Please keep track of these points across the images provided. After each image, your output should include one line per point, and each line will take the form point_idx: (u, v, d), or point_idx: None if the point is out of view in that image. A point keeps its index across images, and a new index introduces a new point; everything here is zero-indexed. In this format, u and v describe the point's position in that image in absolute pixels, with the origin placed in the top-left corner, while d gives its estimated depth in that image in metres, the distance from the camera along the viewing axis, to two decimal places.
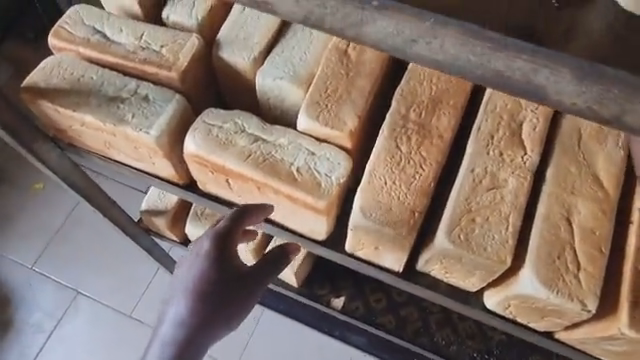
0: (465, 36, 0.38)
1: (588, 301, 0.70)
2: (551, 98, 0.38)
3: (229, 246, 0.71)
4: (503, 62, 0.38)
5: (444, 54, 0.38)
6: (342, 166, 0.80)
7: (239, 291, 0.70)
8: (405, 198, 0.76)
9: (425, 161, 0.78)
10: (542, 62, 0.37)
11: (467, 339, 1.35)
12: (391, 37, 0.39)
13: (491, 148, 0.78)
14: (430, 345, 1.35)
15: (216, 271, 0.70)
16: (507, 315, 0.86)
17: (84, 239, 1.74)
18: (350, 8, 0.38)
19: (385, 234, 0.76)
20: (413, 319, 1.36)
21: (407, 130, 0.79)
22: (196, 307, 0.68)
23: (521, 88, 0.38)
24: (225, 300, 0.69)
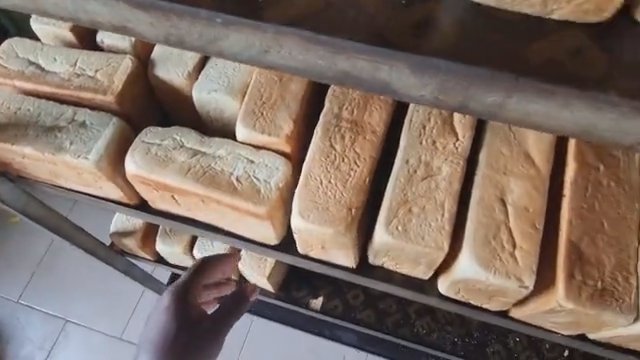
0: (306, 43, 0.41)
1: (526, 278, 0.72)
2: (400, 92, 0.42)
3: (191, 296, 0.76)
4: (347, 62, 0.41)
5: (295, 59, 0.42)
6: (281, 171, 0.82)
7: (209, 330, 0.71)
8: (342, 196, 0.77)
9: (359, 157, 0.79)
10: (379, 59, 0.40)
11: (447, 325, 1.36)
12: (247, 49, 0.42)
13: (424, 138, 0.79)
14: (412, 336, 1.37)
15: (191, 310, 0.73)
16: (463, 299, 0.87)
17: (65, 268, 1.74)
18: (201, 27, 0.42)
19: (327, 234, 0.78)
20: (392, 311, 1.37)
21: (340, 128, 0.80)
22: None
23: (371, 86, 0.42)
24: (191, 348, 0.68)
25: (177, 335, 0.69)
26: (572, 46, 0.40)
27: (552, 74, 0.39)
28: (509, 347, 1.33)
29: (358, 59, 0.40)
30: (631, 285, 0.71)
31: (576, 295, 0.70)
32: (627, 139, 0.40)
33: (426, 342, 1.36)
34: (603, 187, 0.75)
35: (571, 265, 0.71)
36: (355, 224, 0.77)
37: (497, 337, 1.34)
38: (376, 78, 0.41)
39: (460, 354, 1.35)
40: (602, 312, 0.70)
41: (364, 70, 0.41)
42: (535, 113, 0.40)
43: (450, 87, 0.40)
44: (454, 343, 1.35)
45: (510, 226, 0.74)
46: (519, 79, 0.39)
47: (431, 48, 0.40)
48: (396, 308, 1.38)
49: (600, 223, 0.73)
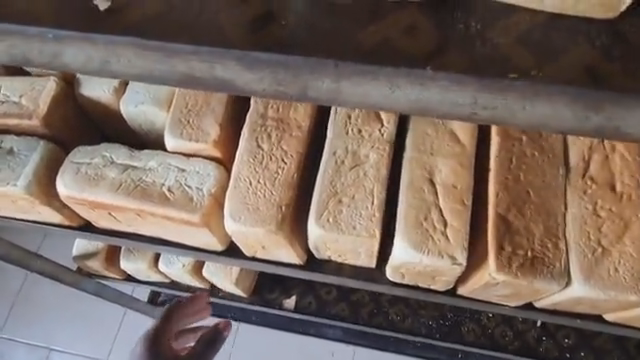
0: (137, 49, 0.43)
1: (457, 255, 0.74)
2: (241, 86, 0.43)
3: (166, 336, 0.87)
4: (183, 64, 0.43)
5: (133, 67, 0.44)
6: (212, 176, 0.82)
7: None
8: (273, 194, 0.77)
9: (286, 154, 0.79)
10: (206, 58, 0.42)
11: (420, 309, 1.36)
12: (88, 62, 0.44)
13: (350, 128, 0.79)
14: (387, 324, 1.35)
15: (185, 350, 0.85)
16: (410, 283, 0.85)
17: (44, 296, 1.73)
18: (37, 43, 0.44)
19: (261, 235, 0.78)
20: (366, 302, 1.37)
21: (267, 127, 0.81)
22: None
23: (213, 84, 0.44)
24: None
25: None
26: (406, 23, 0.43)
27: (378, 51, 0.41)
28: (483, 324, 1.33)
29: (189, 59, 0.42)
30: (560, 251, 0.73)
31: (506, 267, 0.72)
32: (461, 109, 0.42)
33: (399, 329, 1.35)
34: (527, 157, 0.76)
35: (500, 238, 0.73)
36: (289, 219, 0.78)
37: (471, 315, 1.33)
38: (210, 71, 0.43)
39: (436, 336, 1.34)
40: (535, 280, 0.72)
41: (200, 71, 0.43)
42: (371, 94, 0.42)
43: (281, 78, 0.42)
44: (428, 326, 1.34)
45: (438, 204, 0.75)
46: (339, 64, 0.41)
47: (266, 39, 0.42)
48: (369, 298, 1.37)
49: (526, 193, 0.75)
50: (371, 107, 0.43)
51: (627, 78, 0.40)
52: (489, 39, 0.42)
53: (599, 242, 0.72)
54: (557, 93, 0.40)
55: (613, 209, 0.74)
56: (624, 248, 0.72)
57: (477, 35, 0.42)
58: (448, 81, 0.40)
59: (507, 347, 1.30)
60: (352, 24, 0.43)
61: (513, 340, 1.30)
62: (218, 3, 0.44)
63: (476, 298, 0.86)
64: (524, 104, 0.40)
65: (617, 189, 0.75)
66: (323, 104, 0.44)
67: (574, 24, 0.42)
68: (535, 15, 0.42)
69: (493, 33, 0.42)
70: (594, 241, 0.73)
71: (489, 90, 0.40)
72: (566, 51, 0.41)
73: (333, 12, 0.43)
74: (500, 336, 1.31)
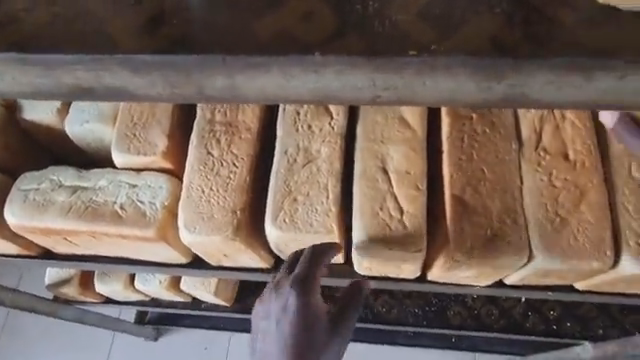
0: (18, 65, 0.39)
1: (420, 242, 0.73)
2: (136, 93, 0.40)
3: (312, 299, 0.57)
4: (69, 76, 0.39)
5: (18, 85, 0.40)
6: (164, 188, 0.80)
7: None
8: (226, 201, 0.75)
9: (237, 158, 0.78)
10: (90, 67, 0.38)
11: (405, 298, 1.34)
12: None
13: (299, 125, 0.78)
14: (373, 317, 1.34)
15: (261, 340, 0.57)
16: (379, 275, 0.84)
17: (27, 328, 1.68)
18: None
19: (220, 243, 0.76)
20: None
21: (216, 133, 0.79)
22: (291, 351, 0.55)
23: (108, 94, 0.40)
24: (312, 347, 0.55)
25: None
26: (303, 11, 0.40)
27: (268, 41, 0.38)
28: (469, 306, 1.31)
29: (74, 69, 0.39)
30: (520, 226, 0.72)
31: (465, 249, 0.71)
32: (363, 93, 0.38)
33: (385, 321, 1.34)
34: (479, 135, 0.76)
35: (458, 220, 0.72)
36: (246, 225, 0.76)
37: (455, 299, 1.31)
38: (98, 80, 0.39)
39: (424, 323, 1.32)
40: (496, 257, 0.72)
41: (86, 81, 0.39)
42: (267, 85, 0.38)
43: (172, 81, 0.38)
44: (415, 314, 1.33)
45: (394, 192, 0.74)
46: (225, 60, 0.38)
47: (159, 40, 0.39)
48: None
49: (481, 171, 0.75)
50: (273, 101, 0.39)
51: (530, 41, 0.36)
52: (388, 17, 0.39)
53: (557, 213, 0.72)
54: (455, 66, 0.36)
55: (568, 178, 0.73)
56: (582, 216, 0.71)
57: (375, 15, 0.40)
58: (342, 63, 0.36)
59: (493, 326, 1.30)
60: (245, 18, 0.40)
61: (498, 319, 1.30)
62: (107, 10, 0.42)
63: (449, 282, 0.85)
64: (422, 80, 0.36)
65: (571, 158, 0.74)
66: (223, 104, 0.41)
67: None
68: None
69: (391, 10, 0.40)
70: (552, 212, 0.72)
71: (390, 69, 0.36)
72: (469, 19, 0.39)
73: (228, 8, 0.41)
74: (486, 315, 1.31)
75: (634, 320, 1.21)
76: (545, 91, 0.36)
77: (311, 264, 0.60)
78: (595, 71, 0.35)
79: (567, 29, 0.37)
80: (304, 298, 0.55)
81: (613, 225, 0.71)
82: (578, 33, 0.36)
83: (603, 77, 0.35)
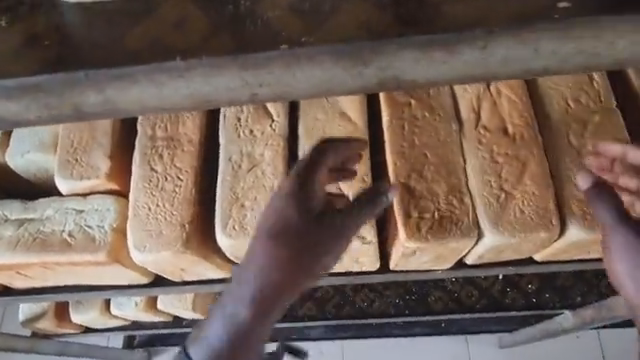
0: None
1: (366, 233, 0.72)
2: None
3: (305, 203, 0.49)
4: None
5: None
6: (112, 210, 0.79)
7: (286, 284, 0.47)
8: (173, 215, 0.75)
9: (181, 171, 0.77)
10: None
11: (386, 290, 1.32)
12: None
13: (241, 130, 0.78)
14: (357, 312, 1.30)
15: (277, 221, 0.48)
16: (342, 271, 0.84)
17: None
18: None
19: (171, 258, 0.75)
20: (330, 296, 1.31)
21: (158, 149, 0.78)
22: (267, 275, 0.47)
23: None
24: (295, 266, 0.47)
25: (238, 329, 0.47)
26: (176, 17, 0.34)
27: (142, 52, 0.32)
28: (448, 289, 1.30)
29: None
30: (466, 205, 0.72)
31: (416, 235, 0.70)
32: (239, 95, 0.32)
33: (370, 314, 1.30)
34: (419, 119, 0.77)
35: (405, 207, 0.72)
36: (196, 236, 0.75)
37: (435, 284, 1.31)
38: None
39: (406, 313, 1.31)
40: (447, 240, 0.71)
41: None
42: (142, 97, 0.33)
43: (48, 103, 0.32)
44: (397, 304, 1.31)
45: (339, 186, 0.74)
46: (89, 74, 0.32)
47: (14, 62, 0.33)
48: (333, 292, 1.32)
49: (423, 155, 0.75)
50: (152, 112, 0.34)
51: (409, 22, 0.32)
52: (260, 15, 0.33)
53: (502, 188, 0.72)
54: (333, 55, 0.31)
55: (509, 152, 0.74)
56: (526, 188, 0.71)
57: (248, 13, 0.33)
58: (223, 63, 0.31)
59: (474, 307, 1.29)
60: (109, 28, 0.34)
61: (479, 299, 1.29)
62: None
63: (414, 271, 0.84)
64: (293, 72, 0.31)
65: (510, 131, 0.75)
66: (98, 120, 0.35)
67: None
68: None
69: (263, 3, 0.34)
70: (497, 188, 0.72)
71: (273, 64, 0.31)
72: (342, 4, 0.33)
73: (86, 16, 0.35)
74: (467, 297, 1.29)
75: (609, 283, 1.24)
76: (433, 70, 0.32)
77: (314, 164, 0.50)
78: (485, 45, 0.31)
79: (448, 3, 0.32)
80: (339, 223, 0.50)
81: (557, 193, 0.72)
82: (457, 8, 0.32)
83: (495, 50, 0.31)
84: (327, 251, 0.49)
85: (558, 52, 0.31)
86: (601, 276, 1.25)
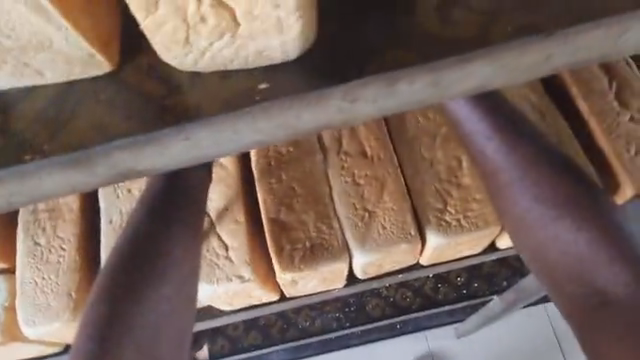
0: None
1: (243, 271, 0.76)
2: None
3: (149, 217, 0.63)
4: None
5: None
6: (2, 289, 0.80)
7: (133, 279, 0.59)
8: (59, 285, 0.77)
9: (64, 240, 0.79)
10: None
11: (325, 306, 1.22)
12: None
13: (119, 190, 0.81)
14: (300, 333, 1.24)
15: (126, 242, 0.61)
16: (242, 307, 0.84)
17: None
18: None
19: (62, 328, 0.77)
20: (273, 321, 1.23)
21: (40, 221, 0.80)
22: (118, 284, 0.59)
23: None
24: (143, 274, 0.59)
25: (100, 345, 0.55)
26: None
27: None
28: (384, 296, 1.22)
29: None
30: (335, 229, 0.77)
31: (289, 267, 0.76)
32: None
33: (313, 331, 1.24)
34: (284, 155, 0.80)
35: (276, 241, 0.77)
36: (84, 302, 0.77)
37: (370, 292, 1.22)
38: None
39: (347, 324, 1.24)
40: (318, 266, 0.76)
41: None
42: None
43: None
44: (337, 318, 1.23)
45: (217, 230, 0.77)
46: None
47: None
48: (274, 317, 1.23)
49: (292, 188, 0.79)
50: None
51: (131, 122, 0.36)
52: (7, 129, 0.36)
53: (365, 208, 0.77)
54: (62, 164, 0.35)
55: (369, 173, 0.79)
56: (386, 205, 0.77)
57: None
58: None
59: (410, 307, 1.23)
60: None
61: (414, 299, 1.23)
62: None
63: (314, 295, 0.85)
64: (37, 178, 0.36)
65: (368, 154, 0.80)
66: None
67: (104, 79, 0.37)
68: (48, 88, 0.37)
69: (13, 120, 0.37)
70: (360, 209, 0.77)
71: (11, 179, 0.36)
72: (77, 111, 0.36)
73: None
74: (402, 299, 1.23)
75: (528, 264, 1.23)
76: (157, 160, 0.36)
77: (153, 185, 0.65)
78: (198, 130, 0.35)
79: (170, 97, 0.36)
80: (172, 219, 0.63)
81: (415, 204, 0.78)
82: (187, 97, 0.36)
83: (201, 134, 0.35)
84: (157, 247, 0.61)
85: (263, 127, 0.36)
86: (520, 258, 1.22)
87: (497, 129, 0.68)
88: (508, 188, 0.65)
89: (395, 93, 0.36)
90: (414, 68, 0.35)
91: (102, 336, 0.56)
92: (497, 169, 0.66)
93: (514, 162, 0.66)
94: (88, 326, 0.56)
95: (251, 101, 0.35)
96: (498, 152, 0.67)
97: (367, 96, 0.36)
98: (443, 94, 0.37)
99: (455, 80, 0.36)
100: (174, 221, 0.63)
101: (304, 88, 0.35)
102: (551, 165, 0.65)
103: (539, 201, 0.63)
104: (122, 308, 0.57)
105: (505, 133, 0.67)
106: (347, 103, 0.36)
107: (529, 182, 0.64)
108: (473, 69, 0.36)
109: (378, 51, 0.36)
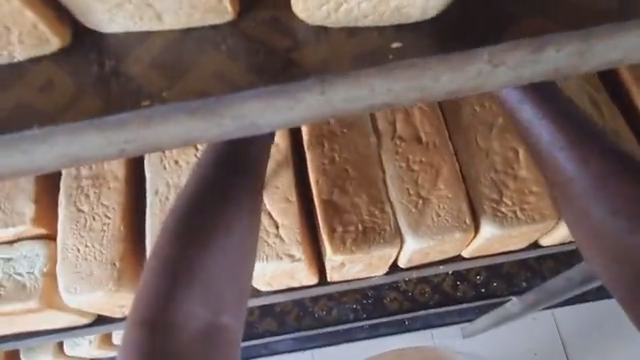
0: None
1: (293, 251, 0.75)
2: None
3: (210, 181, 0.61)
4: None
5: None
6: (41, 255, 0.78)
7: (194, 241, 0.56)
8: (102, 254, 0.75)
9: (108, 208, 0.77)
10: None
11: (342, 296, 1.17)
12: None
13: (166, 161, 0.78)
14: (316, 323, 1.18)
15: (185, 206, 0.59)
16: (282, 288, 0.83)
17: None
18: None
19: (104, 297, 0.75)
20: (289, 308, 1.18)
21: (83, 188, 0.78)
22: (177, 247, 0.56)
23: None
24: (203, 237, 0.57)
25: (161, 305, 0.52)
26: (40, 82, 0.35)
27: (14, 123, 0.34)
28: (402, 290, 1.17)
29: None
30: (388, 213, 0.76)
31: (341, 248, 0.74)
32: (104, 152, 0.35)
33: (328, 322, 1.18)
34: (338, 136, 0.78)
35: (328, 222, 0.75)
36: (128, 272, 0.75)
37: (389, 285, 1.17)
38: None
39: (364, 317, 1.18)
40: (370, 249, 0.75)
41: None
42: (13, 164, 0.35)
43: None
44: (354, 310, 1.17)
45: (267, 208, 0.76)
46: None
47: None
48: (291, 304, 1.18)
49: (345, 170, 0.77)
50: (38, 172, 0.36)
51: (256, 75, 0.34)
52: (122, 74, 0.35)
53: (419, 194, 0.76)
54: (182, 114, 0.34)
55: (424, 159, 0.77)
56: (441, 192, 0.76)
57: (112, 74, 0.35)
58: (90, 128, 0.34)
59: (428, 303, 1.17)
60: None
61: (432, 294, 1.17)
62: None
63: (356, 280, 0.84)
64: (156, 125, 0.34)
65: (423, 140, 0.78)
66: None
67: (224, 29, 0.36)
68: (165, 33, 0.36)
69: (127, 66, 0.35)
70: (414, 195, 0.76)
71: (129, 125, 0.34)
72: (199, 59, 0.35)
73: None
74: (420, 294, 1.17)
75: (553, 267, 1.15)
76: (280, 117, 0.35)
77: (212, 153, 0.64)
78: (328, 86, 0.34)
79: (295, 51, 0.35)
80: (235, 183, 0.61)
81: (470, 194, 0.76)
82: (314, 52, 0.35)
83: (333, 91, 0.34)
84: (219, 210, 0.59)
85: (394, 89, 0.34)
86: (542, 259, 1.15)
87: (564, 137, 0.63)
88: (580, 196, 0.59)
89: (541, 60, 0.34)
90: (562, 35, 0.34)
91: (163, 298, 0.53)
92: (565, 177, 0.61)
93: (584, 169, 0.60)
94: (155, 267, 0.55)
95: (385, 59, 0.34)
96: (566, 161, 0.61)
97: (508, 62, 0.34)
98: (584, 67, 0.35)
99: (604, 51, 0.34)
100: (237, 186, 0.61)
101: (439, 49, 0.34)
102: (628, 172, 0.58)
103: (613, 211, 0.57)
104: (182, 270, 0.55)
105: (573, 139, 0.62)
106: (487, 68, 0.34)
107: (601, 190, 0.58)
108: (623, 42, 0.34)
109: (513, 18, 0.35)
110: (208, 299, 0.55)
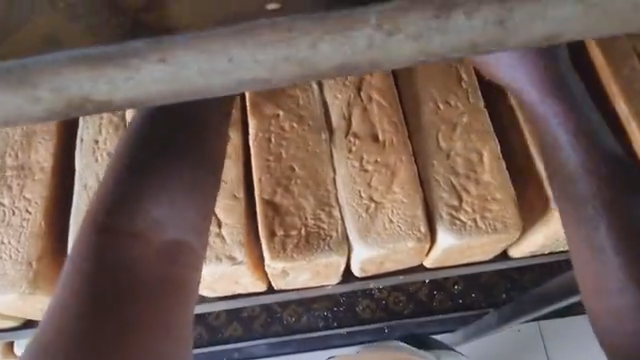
0: None
1: (235, 253, 0.68)
2: None
3: (140, 154, 0.60)
4: None
5: None
6: None
7: (127, 212, 0.55)
8: (18, 253, 0.68)
9: (31, 203, 0.70)
10: None
11: (313, 302, 1.08)
12: None
13: (98, 154, 0.72)
14: (284, 330, 1.08)
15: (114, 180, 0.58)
16: (225, 295, 0.76)
17: None
18: None
19: (18, 300, 0.68)
20: (257, 313, 1.08)
21: (6, 179, 0.71)
22: (106, 218, 0.54)
23: None
24: (135, 207, 0.56)
25: (95, 272, 0.50)
26: None
27: None
28: (376, 297, 1.07)
29: None
30: (335, 219, 0.69)
31: (278, 254, 0.67)
32: None
33: (297, 329, 1.08)
34: (287, 131, 0.72)
35: (269, 224, 0.68)
36: (46, 274, 0.68)
37: (362, 292, 1.07)
38: None
39: (334, 325, 1.08)
40: (314, 257, 0.67)
41: None
42: None
43: None
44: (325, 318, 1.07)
45: None
46: None
47: None
48: (259, 308, 1.08)
49: (290, 168, 0.70)
50: None
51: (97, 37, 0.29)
52: None
53: (371, 198, 0.69)
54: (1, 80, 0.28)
55: (379, 159, 0.70)
56: (395, 196, 0.69)
57: None
58: None
59: (403, 312, 1.08)
60: None
61: (407, 304, 1.08)
62: None
63: (306, 289, 0.76)
64: None
65: (379, 138, 0.71)
66: None
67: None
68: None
69: None
70: (366, 198, 0.69)
71: None
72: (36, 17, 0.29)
73: None
74: (394, 303, 1.08)
75: (534, 277, 1.07)
76: (121, 90, 0.30)
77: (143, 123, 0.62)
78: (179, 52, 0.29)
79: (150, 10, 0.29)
80: (170, 157, 0.61)
81: (427, 199, 0.69)
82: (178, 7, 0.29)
83: (187, 59, 0.29)
84: (151, 182, 0.58)
85: (265, 60, 0.29)
86: (523, 269, 1.08)
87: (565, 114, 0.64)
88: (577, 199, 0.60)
89: (447, 30, 0.29)
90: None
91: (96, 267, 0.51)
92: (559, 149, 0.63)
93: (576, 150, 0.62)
94: (93, 227, 0.54)
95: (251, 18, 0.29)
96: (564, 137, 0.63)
97: (408, 30, 0.29)
98: (506, 41, 0.30)
99: (525, 21, 0.29)
100: (170, 160, 0.61)
101: (320, 8, 0.28)
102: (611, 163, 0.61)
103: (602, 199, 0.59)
104: (115, 239, 0.53)
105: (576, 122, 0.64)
106: (380, 36, 0.29)
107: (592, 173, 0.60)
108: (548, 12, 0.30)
109: None
110: (148, 264, 0.53)
